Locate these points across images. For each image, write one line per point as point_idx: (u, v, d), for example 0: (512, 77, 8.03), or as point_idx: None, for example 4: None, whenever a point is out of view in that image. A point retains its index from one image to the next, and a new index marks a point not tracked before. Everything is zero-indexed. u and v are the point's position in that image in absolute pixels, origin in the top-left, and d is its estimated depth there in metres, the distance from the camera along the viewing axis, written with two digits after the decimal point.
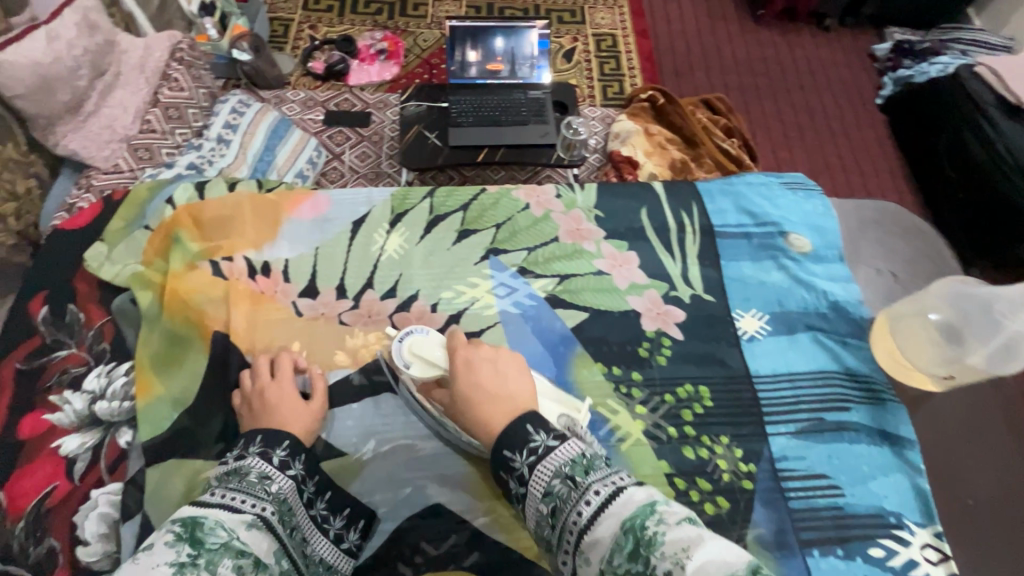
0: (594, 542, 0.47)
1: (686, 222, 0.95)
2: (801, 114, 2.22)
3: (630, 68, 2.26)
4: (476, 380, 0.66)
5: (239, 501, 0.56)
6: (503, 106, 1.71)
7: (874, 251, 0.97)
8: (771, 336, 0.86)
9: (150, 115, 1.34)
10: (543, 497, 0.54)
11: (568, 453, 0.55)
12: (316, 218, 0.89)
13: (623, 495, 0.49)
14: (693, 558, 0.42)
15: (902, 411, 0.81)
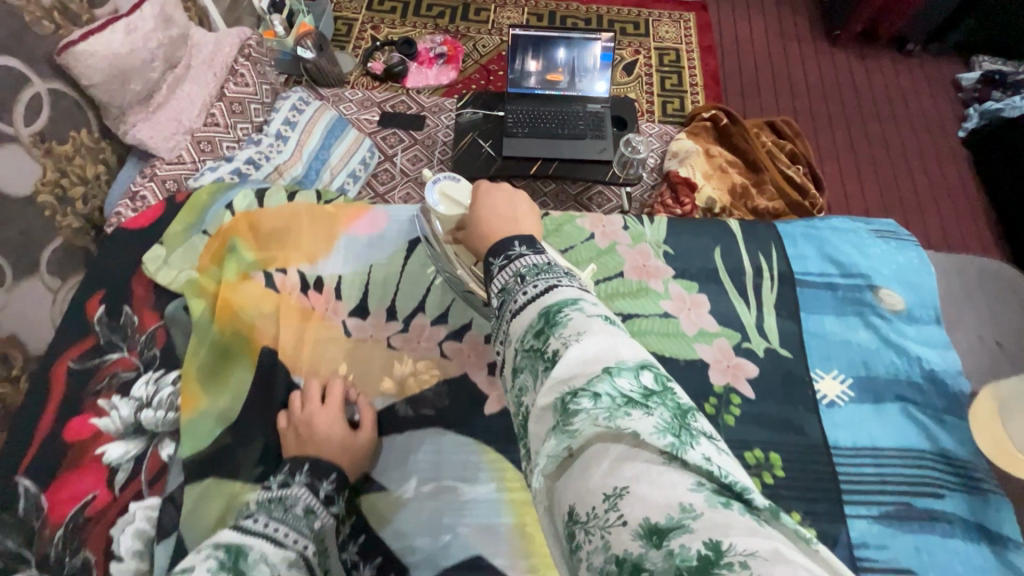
0: (517, 327, 0.46)
1: (764, 265, 0.87)
2: (876, 144, 2.08)
3: (692, 84, 2.17)
4: (495, 198, 0.64)
5: (283, 535, 0.56)
6: (560, 119, 1.67)
7: (976, 313, 0.87)
8: (854, 403, 0.78)
9: (215, 108, 1.37)
10: (496, 291, 0.52)
11: (535, 258, 0.52)
12: (371, 235, 0.86)
13: (555, 292, 0.47)
14: (584, 347, 0.40)
15: (1007, 507, 0.71)
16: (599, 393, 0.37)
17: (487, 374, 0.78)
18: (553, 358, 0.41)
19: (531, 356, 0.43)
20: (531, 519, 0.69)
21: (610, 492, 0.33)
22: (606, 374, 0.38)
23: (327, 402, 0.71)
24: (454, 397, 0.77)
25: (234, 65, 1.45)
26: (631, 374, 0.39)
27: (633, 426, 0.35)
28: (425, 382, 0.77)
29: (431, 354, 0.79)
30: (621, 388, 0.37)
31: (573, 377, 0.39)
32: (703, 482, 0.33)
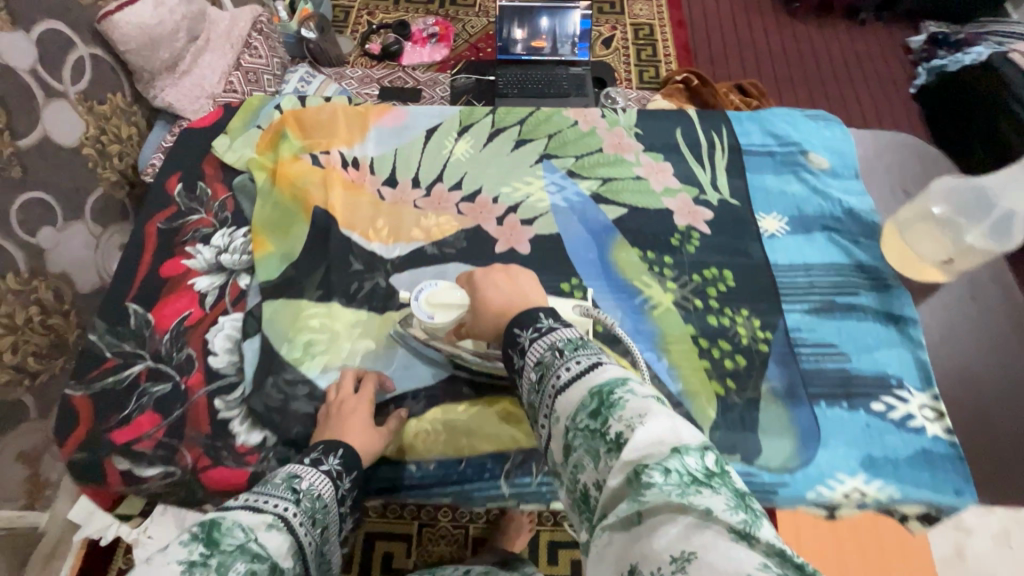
0: (565, 405, 0.53)
1: (717, 141, 1.07)
2: (835, 101, 2.31)
3: (665, 54, 2.39)
4: (493, 286, 0.72)
5: (262, 502, 0.57)
6: (546, 81, 1.87)
7: (890, 172, 1.07)
8: (790, 234, 0.98)
9: (233, 77, 1.47)
10: (533, 365, 0.59)
11: (568, 333, 0.60)
12: (397, 126, 1.05)
13: (598, 369, 0.54)
14: (648, 428, 0.46)
15: (908, 297, 0.91)
16: (670, 469, 0.43)
17: (496, 225, 0.97)
18: (615, 440, 0.47)
19: (586, 432, 0.50)
20: None
21: (679, 555, 0.39)
22: (675, 452, 0.44)
23: (359, 393, 0.78)
24: (471, 242, 0.95)
25: (249, 38, 1.57)
26: (696, 454, 0.45)
27: (706, 502, 0.41)
28: (446, 231, 0.96)
29: (450, 212, 0.97)
30: (688, 467, 0.44)
31: (642, 455, 0.45)
32: (769, 561, 0.38)
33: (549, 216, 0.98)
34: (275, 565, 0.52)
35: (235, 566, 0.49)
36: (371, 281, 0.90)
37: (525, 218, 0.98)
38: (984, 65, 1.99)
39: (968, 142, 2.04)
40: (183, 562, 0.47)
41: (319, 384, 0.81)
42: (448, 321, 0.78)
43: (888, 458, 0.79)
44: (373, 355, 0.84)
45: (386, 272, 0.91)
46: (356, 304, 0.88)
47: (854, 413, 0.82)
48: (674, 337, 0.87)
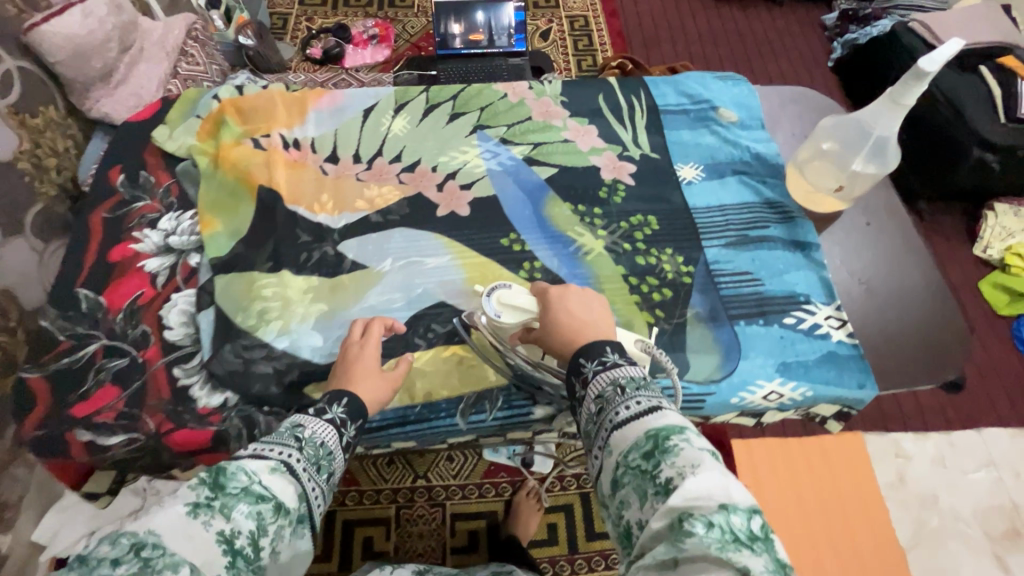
0: (622, 440, 0.61)
1: (635, 103, 1.16)
2: (761, 76, 2.47)
3: (601, 43, 2.50)
4: (568, 309, 0.76)
5: (267, 450, 0.60)
6: (485, 72, 1.96)
7: (792, 120, 1.19)
8: (705, 180, 1.07)
9: (172, 85, 1.37)
10: (594, 397, 0.67)
11: (631, 371, 0.67)
12: (334, 108, 1.10)
13: (659, 413, 0.62)
14: (700, 480, 0.54)
15: (811, 226, 1.02)
16: (714, 524, 0.50)
17: (437, 191, 1.03)
18: (666, 486, 0.55)
19: (637, 473, 0.58)
20: (480, 276, 0.95)
21: None
22: (721, 509, 0.52)
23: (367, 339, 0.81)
24: (413, 207, 1.01)
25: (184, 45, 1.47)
26: (743, 516, 0.52)
27: (744, 562, 0.48)
28: (389, 199, 1.01)
29: (392, 182, 1.03)
30: (733, 525, 0.51)
31: (689, 505, 0.53)
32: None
33: (486, 179, 1.05)
34: (279, 505, 0.56)
35: (239, 508, 0.53)
36: (320, 250, 0.95)
37: (463, 183, 1.04)
38: (889, 35, 2.17)
39: None
40: (188, 504, 0.51)
41: (276, 346, 0.85)
42: (514, 323, 0.80)
43: (800, 363, 0.89)
44: (327, 316, 0.89)
45: (333, 241, 0.96)
46: (306, 272, 0.92)
47: (769, 327, 0.92)
48: (607, 277, 0.95)
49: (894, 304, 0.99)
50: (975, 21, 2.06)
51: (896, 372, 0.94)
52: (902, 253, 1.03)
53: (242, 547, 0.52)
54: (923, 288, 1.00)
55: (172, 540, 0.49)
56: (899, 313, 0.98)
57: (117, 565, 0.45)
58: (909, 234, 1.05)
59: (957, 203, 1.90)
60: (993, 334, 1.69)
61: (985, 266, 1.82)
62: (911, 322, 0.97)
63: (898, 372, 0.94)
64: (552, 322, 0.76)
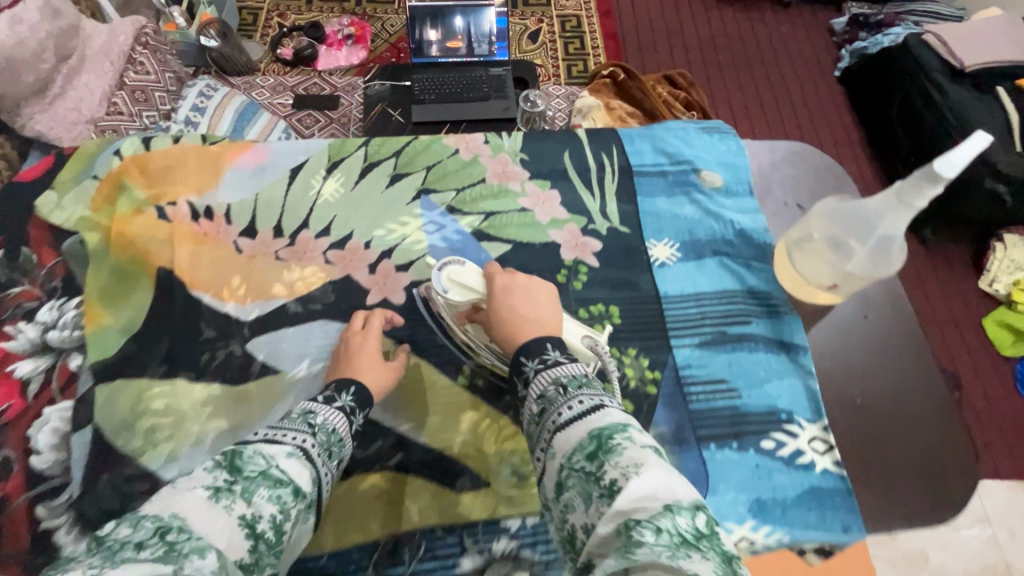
0: (566, 441, 0.58)
1: (606, 162, 1.02)
2: (764, 87, 2.20)
3: (593, 47, 2.20)
4: (510, 303, 0.74)
5: (281, 435, 0.59)
6: (464, 84, 1.74)
7: (784, 184, 1.04)
8: (680, 262, 0.94)
9: (116, 98, 1.36)
10: (536, 397, 0.64)
11: (573, 369, 0.65)
12: (256, 167, 0.96)
13: (601, 411, 0.58)
14: (642, 479, 0.50)
15: (798, 323, 0.88)
16: (661, 529, 0.46)
17: (368, 273, 0.89)
18: (611, 487, 0.51)
19: (582, 475, 0.54)
20: (410, 382, 0.81)
21: None
22: (667, 511, 0.48)
23: (367, 331, 0.80)
24: (339, 294, 0.87)
25: (132, 53, 1.44)
26: (686, 515, 0.48)
27: (695, 568, 0.42)
28: (312, 284, 0.87)
29: (317, 261, 0.89)
30: (678, 526, 0.46)
31: (633, 508, 0.48)
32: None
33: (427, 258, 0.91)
34: (298, 490, 0.55)
35: (259, 492, 0.52)
36: (225, 349, 0.81)
37: (401, 263, 0.91)
38: (900, 47, 1.92)
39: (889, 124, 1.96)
40: (209, 488, 0.50)
41: (161, 477, 0.72)
42: (463, 301, 0.79)
43: (777, 502, 0.76)
44: (226, 436, 0.76)
45: (241, 337, 0.82)
46: (206, 378, 0.79)
47: (744, 453, 0.79)
48: None
49: (899, 407, 0.86)
50: (1001, 33, 1.81)
51: (903, 489, 0.82)
52: (899, 342, 0.91)
53: (264, 531, 0.50)
54: (921, 383, 0.88)
55: (197, 526, 0.47)
56: (904, 419, 0.85)
57: (141, 548, 0.43)
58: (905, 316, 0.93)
59: (963, 230, 1.74)
60: (996, 379, 1.56)
61: (989, 300, 1.67)
62: (917, 428, 0.85)
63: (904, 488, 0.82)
64: (499, 302, 0.74)
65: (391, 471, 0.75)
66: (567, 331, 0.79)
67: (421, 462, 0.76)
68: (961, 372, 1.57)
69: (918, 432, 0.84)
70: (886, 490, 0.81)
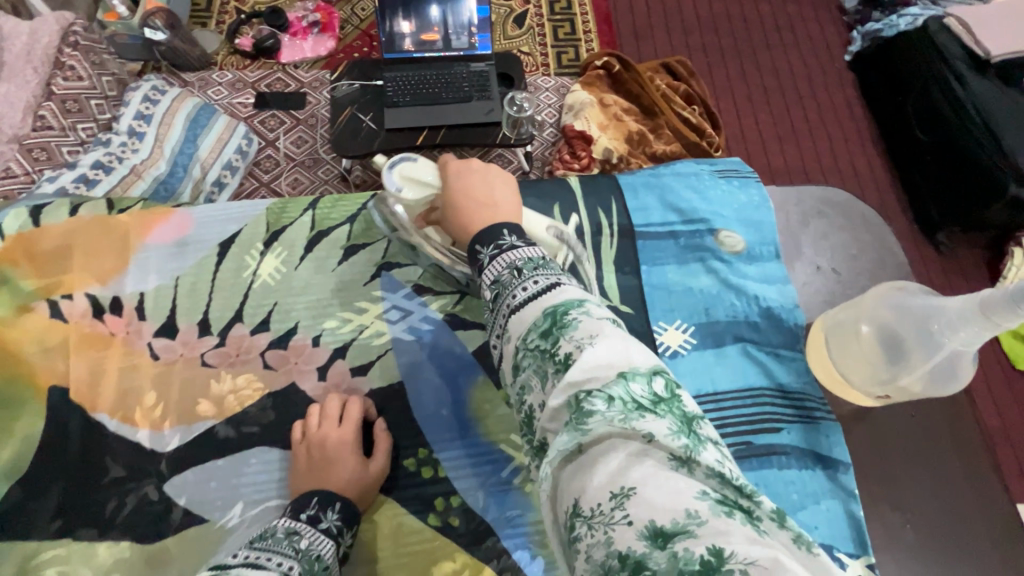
0: (519, 323, 0.46)
1: (604, 222, 0.85)
2: (768, 75, 1.85)
3: (585, 31, 1.86)
4: (466, 186, 0.62)
5: (265, 559, 0.50)
6: (442, 82, 1.43)
7: (813, 243, 0.89)
8: (696, 350, 0.78)
9: (44, 109, 1.17)
10: (489, 284, 0.51)
11: (530, 253, 0.51)
12: (176, 242, 0.78)
13: (558, 288, 0.46)
14: (597, 349, 0.40)
15: (837, 430, 0.74)
16: (614, 397, 0.36)
17: (317, 380, 0.72)
18: (564, 360, 0.40)
19: (536, 354, 0.43)
20: (370, 525, 0.66)
21: (618, 491, 0.33)
22: (620, 377, 0.38)
23: (344, 420, 0.68)
24: (281, 409, 0.71)
25: (59, 55, 1.24)
26: (643, 379, 0.38)
27: (650, 428, 0.35)
28: (246, 398, 0.71)
29: (254, 367, 0.72)
30: (634, 393, 0.37)
31: (586, 378, 0.38)
32: (708, 488, 0.33)
33: (390, 357, 0.75)
34: None
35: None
36: (138, 493, 0.65)
37: (357, 364, 0.74)
38: (919, 31, 1.61)
39: (904, 119, 1.66)
40: None
41: None
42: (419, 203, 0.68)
43: None
44: None
45: (158, 477, 0.66)
46: (113, 534, 0.63)
47: None
48: None
49: (953, 526, 0.72)
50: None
51: None
52: (946, 438, 0.77)
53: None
54: (973, 485, 0.75)
55: None
56: (961, 541, 0.71)
57: None
58: (955, 407, 0.79)
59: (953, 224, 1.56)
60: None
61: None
62: (975, 550, 0.71)
63: None
64: (450, 186, 0.62)
65: None
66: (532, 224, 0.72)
67: None
68: (1002, 408, 1.38)
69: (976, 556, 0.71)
70: None
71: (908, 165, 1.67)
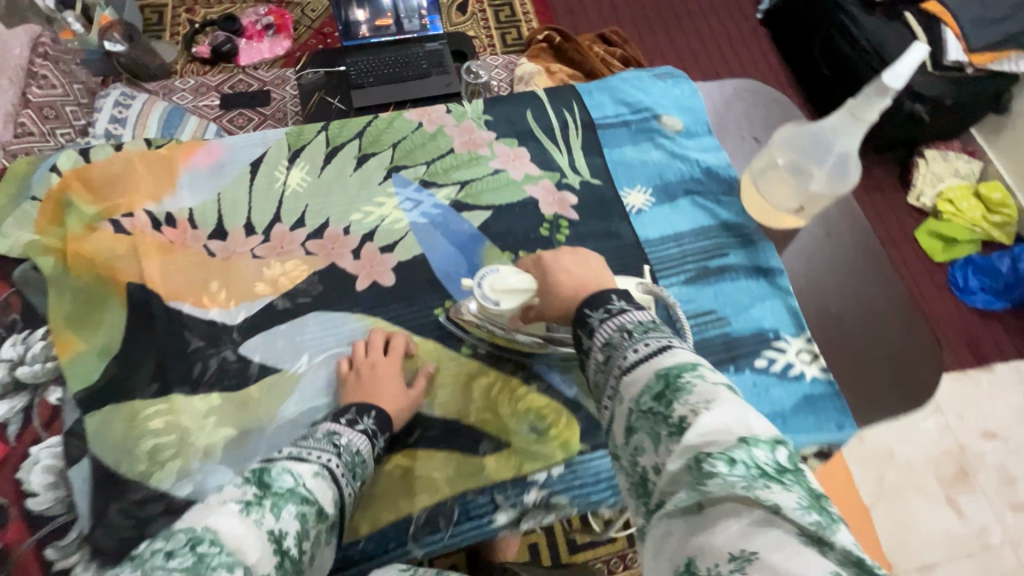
0: (631, 383, 0.51)
1: (569, 119, 1.03)
2: (692, 38, 2.09)
3: (524, 12, 2.06)
4: (565, 268, 0.69)
5: (306, 453, 0.58)
6: (400, 62, 1.58)
7: (738, 121, 1.09)
8: (656, 206, 0.96)
9: (23, 116, 1.22)
10: (600, 345, 0.57)
11: (640, 316, 0.57)
12: (212, 166, 0.90)
13: (669, 352, 0.52)
14: (713, 414, 0.44)
15: (772, 248, 0.93)
16: (736, 460, 0.41)
17: (353, 259, 0.87)
18: (679, 424, 0.45)
19: (650, 415, 0.48)
20: (417, 359, 0.81)
21: (739, 554, 0.37)
22: (742, 443, 0.42)
23: (389, 354, 0.78)
24: (326, 283, 0.85)
25: (30, 65, 1.29)
26: (765, 447, 0.42)
27: (775, 499, 0.38)
28: (296, 277, 0.84)
29: (297, 254, 0.86)
30: (759, 459, 0.41)
31: (705, 442, 0.43)
32: (843, 570, 0.35)
33: (410, 236, 0.90)
34: (322, 509, 0.54)
35: (288, 508, 0.51)
36: (217, 357, 0.78)
37: (384, 245, 0.89)
38: None
39: (812, 59, 1.89)
40: (239, 501, 0.49)
41: (176, 496, 0.69)
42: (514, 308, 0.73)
43: (778, 413, 0.82)
44: (237, 444, 0.73)
45: (233, 342, 0.79)
46: (203, 389, 0.76)
47: (741, 374, 0.84)
48: None
49: (865, 310, 0.92)
50: None
51: (875, 380, 0.88)
52: (859, 251, 0.97)
53: (290, 548, 0.49)
54: (880, 282, 0.95)
55: (231, 539, 0.45)
56: (870, 319, 0.92)
57: (170, 559, 0.42)
58: (863, 228, 1.00)
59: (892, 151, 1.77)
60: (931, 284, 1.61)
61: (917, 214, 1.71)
62: (884, 326, 0.91)
63: (877, 378, 0.88)
64: (551, 268, 0.70)
65: (412, 448, 0.76)
66: (623, 285, 0.77)
67: (441, 435, 0.77)
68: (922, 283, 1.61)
69: (885, 330, 0.91)
70: (858, 384, 0.88)
71: (818, 97, 1.92)
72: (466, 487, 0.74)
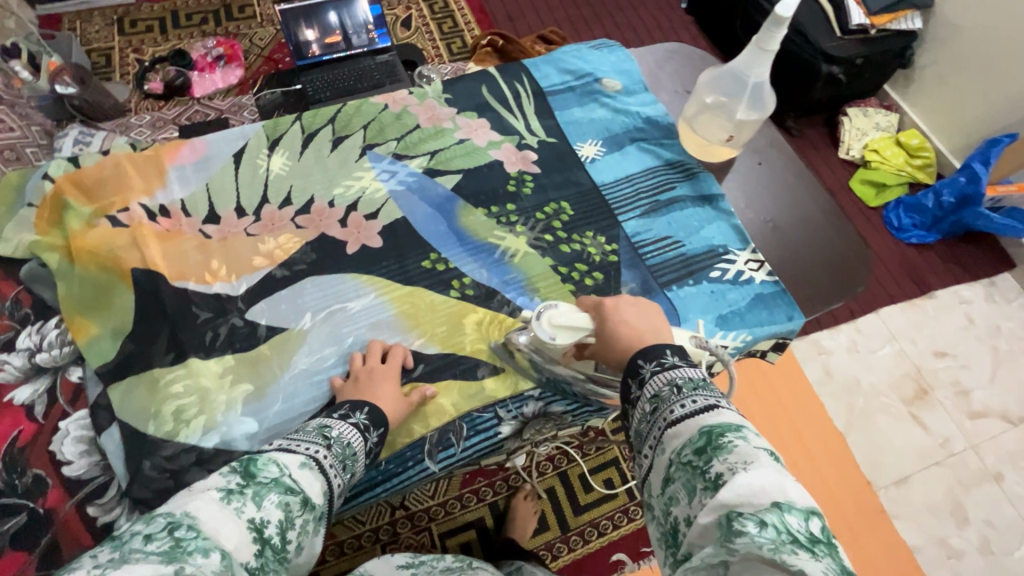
0: (674, 437, 0.53)
1: (521, 89, 1.14)
2: (626, 30, 2.25)
3: (466, 22, 2.18)
4: (624, 322, 0.68)
5: (295, 445, 0.61)
6: (355, 75, 1.54)
7: (670, 78, 1.23)
8: (607, 154, 1.08)
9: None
10: (648, 397, 0.58)
11: (691, 372, 0.58)
12: (198, 160, 0.97)
13: (716, 411, 0.53)
14: (751, 475, 0.46)
15: (711, 178, 1.06)
16: (767, 523, 0.42)
17: (341, 227, 0.95)
18: (716, 480, 0.47)
19: (689, 469, 0.50)
20: (411, 305, 0.89)
21: None
22: (776, 507, 0.43)
23: (388, 362, 0.81)
24: (318, 250, 0.92)
25: None
26: (799, 515, 0.43)
27: (801, 564, 0.39)
28: (290, 248, 0.92)
29: (288, 229, 0.93)
30: (791, 526, 0.42)
31: (739, 501, 0.45)
32: None
33: (391, 203, 0.98)
34: (307, 499, 0.55)
35: (270, 497, 0.52)
36: (226, 324, 0.84)
37: (368, 213, 0.97)
38: None
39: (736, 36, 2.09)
40: (221, 489, 0.50)
41: (205, 447, 0.75)
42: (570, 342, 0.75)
43: (734, 312, 0.93)
44: (255, 397, 0.79)
45: (239, 310, 0.86)
46: (217, 353, 0.82)
47: (700, 285, 0.95)
48: (542, 276, 0.94)
49: (801, 224, 1.06)
50: None
51: (817, 281, 1.02)
52: (790, 176, 1.11)
53: (271, 536, 0.51)
54: (810, 199, 1.09)
55: (208, 524, 0.47)
56: (805, 231, 1.06)
57: (150, 541, 0.44)
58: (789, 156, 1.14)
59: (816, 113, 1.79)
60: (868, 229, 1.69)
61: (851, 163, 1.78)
62: (817, 235, 1.05)
63: (818, 280, 1.02)
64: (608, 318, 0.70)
65: (417, 380, 0.83)
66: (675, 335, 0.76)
67: (442, 366, 0.85)
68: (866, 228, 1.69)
69: (818, 238, 1.05)
70: (803, 285, 1.01)
71: None
72: (470, 408, 0.83)
